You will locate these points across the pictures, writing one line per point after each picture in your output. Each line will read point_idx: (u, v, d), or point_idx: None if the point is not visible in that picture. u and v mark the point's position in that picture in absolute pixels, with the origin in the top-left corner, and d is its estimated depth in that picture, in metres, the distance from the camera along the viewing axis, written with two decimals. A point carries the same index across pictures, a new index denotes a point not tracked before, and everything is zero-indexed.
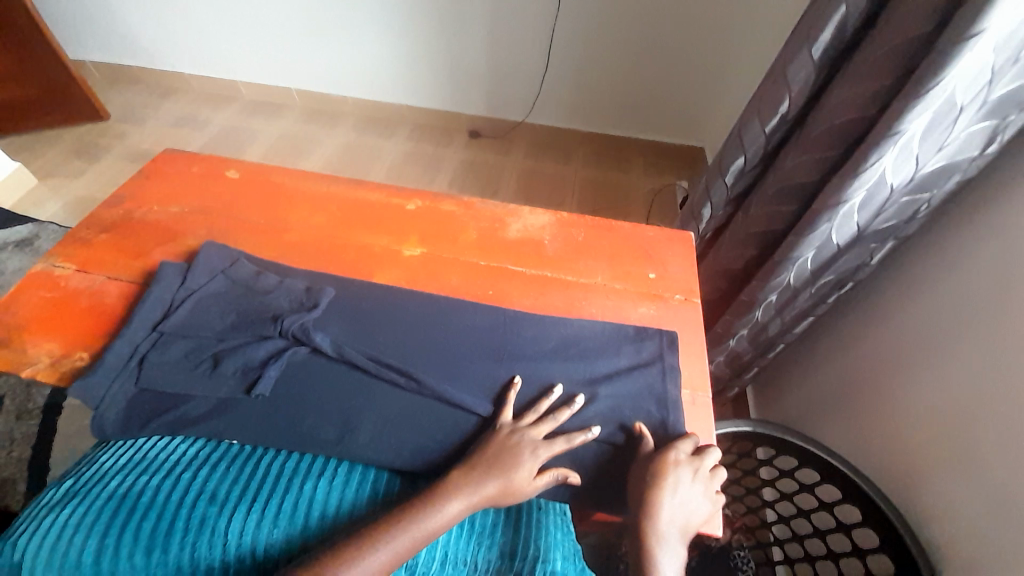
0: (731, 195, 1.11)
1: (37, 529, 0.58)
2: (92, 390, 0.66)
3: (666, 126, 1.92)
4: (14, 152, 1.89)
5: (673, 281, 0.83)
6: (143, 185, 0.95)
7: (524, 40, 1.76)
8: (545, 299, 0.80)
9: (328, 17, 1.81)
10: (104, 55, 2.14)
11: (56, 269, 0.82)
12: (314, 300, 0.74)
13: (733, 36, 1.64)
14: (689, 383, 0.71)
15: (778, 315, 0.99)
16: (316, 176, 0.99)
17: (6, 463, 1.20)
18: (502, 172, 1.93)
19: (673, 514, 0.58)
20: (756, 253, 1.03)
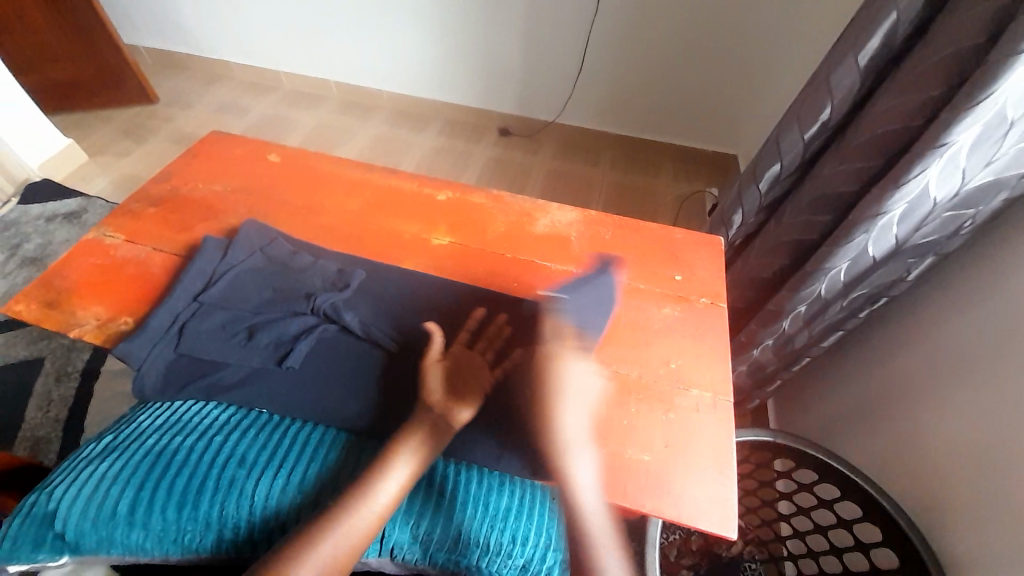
0: (764, 203, 1.09)
1: (76, 479, 0.62)
2: (135, 353, 0.69)
3: (698, 132, 1.90)
4: (69, 130, 2.00)
5: (699, 283, 0.83)
6: (190, 163, 1.00)
7: (560, 40, 1.76)
8: (569, 294, 0.80)
9: (368, 11, 1.85)
10: (156, 41, 2.23)
11: (106, 238, 0.86)
12: (347, 282, 0.77)
13: (774, 43, 1.61)
14: (710, 387, 0.70)
15: (806, 327, 0.96)
16: (353, 163, 1.01)
17: (43, 421, 1.27)
18: (530, 171, 1.94)
19: (577, 424, 0.65)
20: (786, 263, 1.02)
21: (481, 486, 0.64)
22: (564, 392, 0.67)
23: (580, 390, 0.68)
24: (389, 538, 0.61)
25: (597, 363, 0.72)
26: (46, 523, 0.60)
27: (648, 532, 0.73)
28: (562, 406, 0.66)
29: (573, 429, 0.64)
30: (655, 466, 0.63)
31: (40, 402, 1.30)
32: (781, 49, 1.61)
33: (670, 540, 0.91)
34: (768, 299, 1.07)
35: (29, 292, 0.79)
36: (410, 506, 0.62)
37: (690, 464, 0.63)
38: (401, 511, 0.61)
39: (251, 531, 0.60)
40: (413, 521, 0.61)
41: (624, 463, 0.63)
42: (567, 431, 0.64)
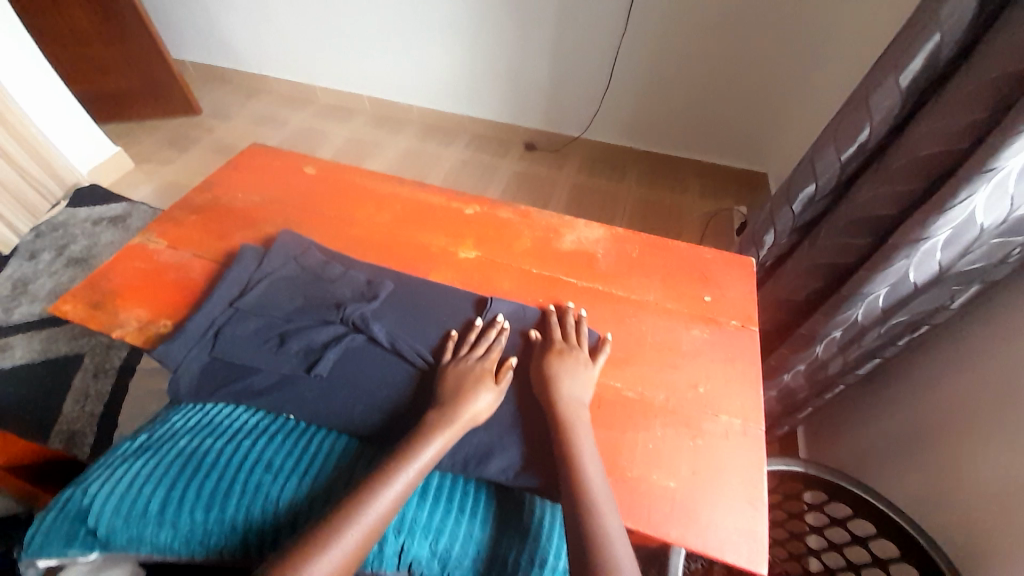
0: (797, 224, 1.07)
1: (109, 478, 0.64)
2: (172, 355, 0.72)
3: (727, 150, 1.88)
4: (119, 138, 2.12)
5: (730, 305, 0.80)
6: (231, 174, 1.04)
7: (588, 59, 1.78)
8: (595, 312, 0.80)
9: (402, 29, 1.91)
10: (203, 57, 2.36)
11: (150, 243, 0.90)
12: (375, 294, 0.78)
13: (806, 62, 1.59)
14: (740, 413, 0.68)
15: (840, 353, 0.93)
16: (385, 177, 1.04)
17: (80, 416, 1.32)
18: (554, 185, 1.95)
19: (576, 375, 0.68)
20: (820, 286, 0.99)
21: (502, 504, 0.64)
22: (562, 385, 0.66)
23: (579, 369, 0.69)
24: (408, 552, 0.60)
25: (621, 383, 0.71)
26: (80, 519, 0.62)
27: (671, 562, 0.70)
28: (567, 362, 0.69)
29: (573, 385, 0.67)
30: (682, 493, 0.61)
31: (77, 397, 1.36)
32: (813, 68, 1.58)
33: (692, 570, 0.88)
34: (802, 322, 1.04)
35: (77, 293, 0.83)
36: (430, 520, 0.62)
37: (717, 494, 0.61)
38: (422, 525, 0.62)
39: (272, 540, 0.60)
40: (434, 536, 0.61)
41: (651, 489, 0.61)
42: (565, 378, 0.67)
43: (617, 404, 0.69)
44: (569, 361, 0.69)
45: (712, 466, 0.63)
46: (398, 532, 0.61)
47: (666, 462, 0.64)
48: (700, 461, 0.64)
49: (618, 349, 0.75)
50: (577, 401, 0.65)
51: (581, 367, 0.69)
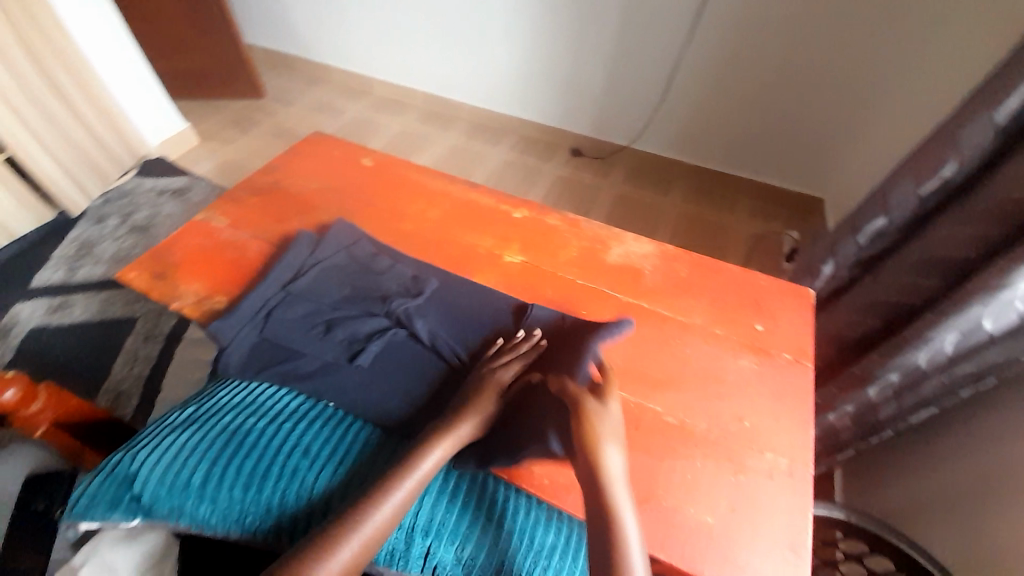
0: (860, 257, 1.01)
1: (157, 447, 0.67)
2: (224, 332, 0.74)
3: (784, 172, 1.80)
4: (188, 116, 2.23)
5: (782, 337, 0.76)
6: (293, 159, 1.08)
7: (644, 68, 1.75)
8: (639, 329, 0.78)
9: (462, 27, 1.93)
10: (272, 44, 2.46)
11: (212, 220, 0.94)
12: (420, 290, 0.79)
13: (881, 87, 1.50)
14: (787, 453, 0.64)
15: (895, 398, 0.87)
16: (438, 175, 1.05)
17: (128, 375, 1.41)
18: (597, 193, 1.92)
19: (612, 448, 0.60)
20: (878, 326, 0.93)
21: (529, 518, 0.64)
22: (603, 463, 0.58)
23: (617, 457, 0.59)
24: (434, 556, 0.60)
25: (660, 407, 0.69)
26: (126, 484, 0.65)
27: None
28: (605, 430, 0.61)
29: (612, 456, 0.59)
30: (718, 529, 0.59)
31: (127, 358, 1.44)
32: (889, 93, 1.49)
33: None
34: (854, 361, 0.98)
35: (142, 262, 0.88)
36: (458, 525, 0.62)
37: (754, 535, 0.58)
38: (450, 530, 0.62)
39: (303, 524, 0.61)
40: (459, 542, 0.61)
41: (684, 520, 0.59)
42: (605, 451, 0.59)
43: (655, 428, 0.67)
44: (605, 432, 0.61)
45: (749, 505, 0.60)
46: (426, 534, 0.61)
47: (703, 495, 0.61)
48: (739, 498, 0.61)
49: (659, 370, 0.73)
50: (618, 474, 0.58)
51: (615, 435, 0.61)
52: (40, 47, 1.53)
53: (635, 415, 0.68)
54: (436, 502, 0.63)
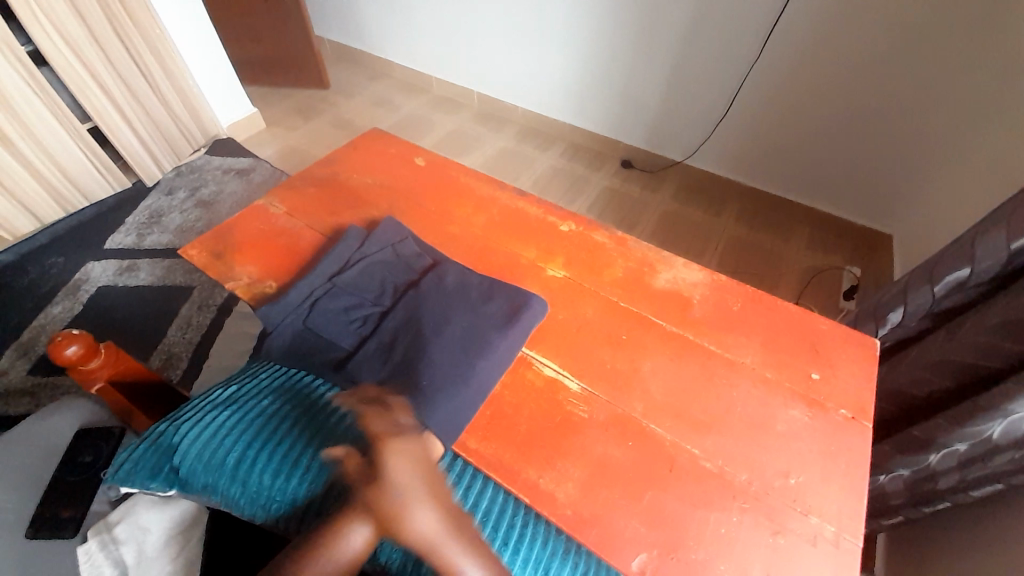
0: (933, 308, 0.91)
1: (199, 421, 0.70)
2: (272, 317, 0.78)
3: (850, 204, 1.69)
4: (259, 101, 2.35)
5: (840, 391, 0.70)
6: (351, 153, 1.11)
7: (705, 83, 1.68)
8: (681, 362, 0.74)
9: (523, 33, 1.93)
10: (341, 37, 2.56)
11: (271, 207, 0.98)
12: (463, 290, 0.78)
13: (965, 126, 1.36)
14: (835, 519, 0.59)
15: (959, 471, 0.78)
16: (489, 180, 1.04)
17: (180, 340, 1.49)
18: (645, 208, 1.87)
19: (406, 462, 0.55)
20: (948, 387, 0.85)
21: (545, 549, 0.61)
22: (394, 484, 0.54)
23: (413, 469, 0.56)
24: None
25: (695, 450, 0.65)
26: (168, 454, 0.68)
27: None
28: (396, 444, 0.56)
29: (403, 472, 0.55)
30: None
31: (181, 324, 1.53)
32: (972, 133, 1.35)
33: None
34: (915, 422, 0.90)
35: (202, 241, 0.92)
36: None
37: None
38: None
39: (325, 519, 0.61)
40: None
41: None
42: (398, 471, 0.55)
43: (688, 472, 0.63)
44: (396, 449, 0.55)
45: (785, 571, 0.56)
46: None
47: (736, 554, 0.57)
48: (778, 563, 0.56)
49: (699, 411, 0.69)
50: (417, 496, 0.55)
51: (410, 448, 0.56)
52: (128, 29, 1.64)
53: (667, 454, 0.65)
54: None
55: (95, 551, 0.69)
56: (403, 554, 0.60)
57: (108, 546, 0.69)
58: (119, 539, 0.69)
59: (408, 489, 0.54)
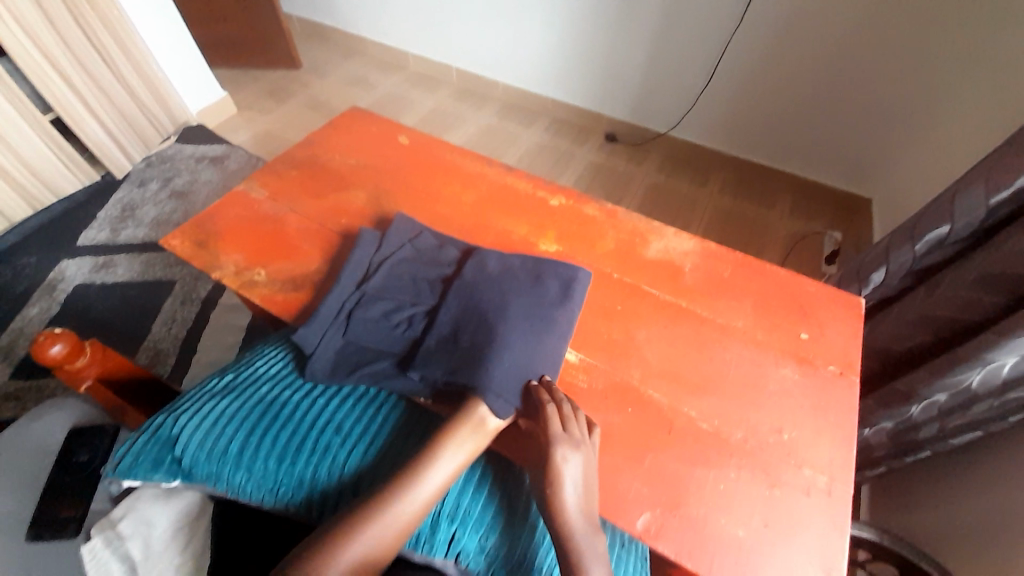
0: (914, 267, 0.93)
1: (198, 412, 0.70)
2: (308, 340, 0.72)
3: (832, 169, 1.71)
4: (227, 84, 2.26)
5: (829, 349, 0.73)
6: (332, 134, 1.07)
7: (687, 52, 1.66)
8: (674, 328, 0.75)
9: (500, 5, 1.87)
10: (309, 14, 2.45)
11: (252, 192, 0.95)
12: (510, 275, 0.75)
13: (942, 89, 1.37)
14: (827, 470, 0.62)
15: (938, 420, 0.82)
16: (475, 156, 1.03)
17: (166, 336, 1.46)
18: (630, 181, 1.87)
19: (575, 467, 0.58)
20: (929, 341, 0.88)
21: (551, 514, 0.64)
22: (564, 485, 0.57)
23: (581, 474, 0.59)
24: (458, 542, 0.61)
25: (691, 413, 0.67)
26: (168, 446, 0.68)
27: None
28: (569, 450, 0.59)
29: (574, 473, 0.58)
30: (748, 543, 0.58)
31: (166, 319, 1.50)
32: (948, 96, 1.37)
33: None
34: (895, 377, 0.94)
35: (184, 230, 0.90)
36: (483, 514, 0.63)
37: (787, 552, 0.57)
38: (476, 518, 0.62)
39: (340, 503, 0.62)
40: (484, 531, 0.62)
41: (712, 530, 0.58)
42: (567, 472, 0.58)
43: (687, 434, 0.65)
44: (564, 454, 0.59)
45: (780, 521, 0.59)
46: (452, 520, 0.62)
47: (735, 509, 0.60)
48: (774, 514, 0.59)
49: (694, 374, 0.70)
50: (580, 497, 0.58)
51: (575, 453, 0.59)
52: (88, 14, 1.55)
53: (663, 418, 0.67)
54: (461, 489, 0.65)
55: None
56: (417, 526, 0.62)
57: None
58: None
59: (571, 492, 0.57)
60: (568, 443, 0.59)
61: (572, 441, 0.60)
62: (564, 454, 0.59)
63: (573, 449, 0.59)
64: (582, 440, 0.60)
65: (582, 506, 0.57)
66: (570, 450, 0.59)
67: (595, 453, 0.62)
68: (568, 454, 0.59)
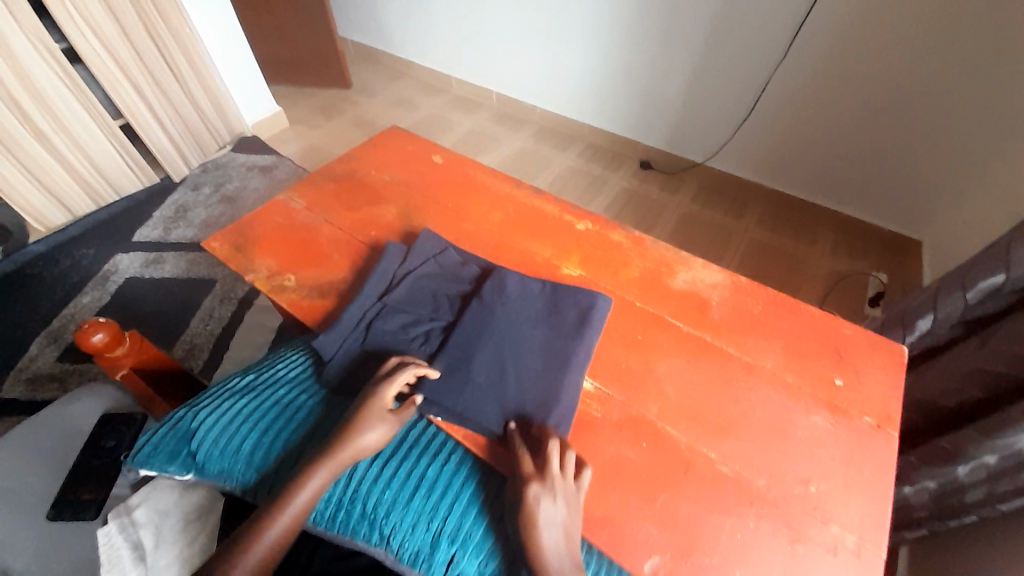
0: (965, 316, 0.87)
1: (215, 409, 0.73)
2: (326, 347, 0.73)
3: (878, 207, 1.64)
4: (282, 99, 2.40)
5: (864, 398, 0.68)
6: (370, 150, 1.12)
7: (728, 81, 1.65)
8: (697, 363, 0.72)
9: (543, 31, 1.92)
10: (363, 38, 2.60)
11: (290, 202, 0.99)
12: (529, 298, 0.76)
13: (1001, 129, 1.30)
14: (857, 529, 0.57)
15: (988, 484, 0.75)
16: (505, 178, 1.04)
17: (202, 332, 1.53)
18: (663, 209, 1.85)
19: (550, 511, 0.56)
20: (980, 397, 0.81)
21: None
22: (538, 527, 0.55)
23: (559, 520, 0.56)
24: (456, 564, 0.59)
25: (709, 454, 0.63)
26: (184, 440, 0.70)
27: None
28: (545, 492, 0.57)
29: (550, 521, 0.56)
30: None
31: (203, 316, 1.57)
32: (1008, 135, 1.29)
33: None
34: (941, 434, 0.87)
35: (224, 234, 0.94)
36: (486, 540, 0.60)
37: None
38: (477, 543, 0.60)
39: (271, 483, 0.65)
40: (484, 558, 0.60)
41: None
42: (542, 515, 0.56)
43: (703, 477, 0.62)
44: (539, 495, 0.56)
45: None
46: (452, 541, 0.60)
47: (753, 563, 0.56)
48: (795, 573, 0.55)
49: (717, 414, 0.67)
50: (560, 545, 0.55)
51: (554, 498, 0.57)
52: (159, 27, 1.69)
53: (679, 456, 0.64)
54: (465, 510, 0.62)
55: (114, 533, 0.71)
56: (416, 544, 0.61)
57: (127, 529, 0.71)
58: (140, 522, 0.72)
59: (547, 536, 0.55)
60: (542, 484, 0.57)
61: (544, 480, 0.57)
62: (534, 493, 0.57)
63: (544, 486, 0.57)
64: (563, 486, 0.58)
65: (564, 548, 0.55)
66: (541, 488, 0.57)
67: (580, 497, 0.58)
68: (540, 493, 0.56)
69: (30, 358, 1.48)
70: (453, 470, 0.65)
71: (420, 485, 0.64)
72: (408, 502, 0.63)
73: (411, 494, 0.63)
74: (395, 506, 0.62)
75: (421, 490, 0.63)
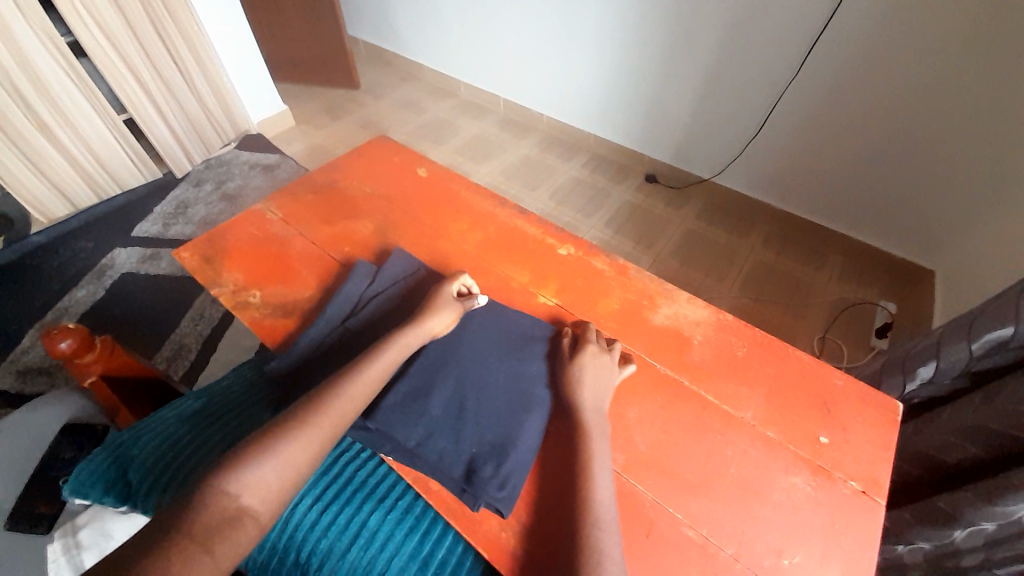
0: (970, 367, 0.80)
1: (162, 435, 0.73)
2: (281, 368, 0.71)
3: (890, 234, 1.57)
4: (290, 98, 2.40)
5: (850, 459, 0.63)
6: (356, 160, 1.08)
7: (738, 97, 1.59)
8: (671, 409, 0.68)
9: (552, 38, 1.88)
10: (374, 39, 2.58)
11: (267, 213, 0.97)
12: (497, 331, 0.72)
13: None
14: None
15: (985, 550, 0.69)
16: (490, 196, 1.00)
17: (191, 332, 1.51)
18: (666, 225, 1.79)
19: (600, 364, 0.68)
20: (979, 456, 0.74)
21: None
22: (588, 380, 0.65)
23: (605, 373, 0.67)
24: None
25: (676, 514, 0.59)
26: (123, 469, 0.69)
27: None
28: (595, 349, 0.69)
29: (594, 388, 0.65)
30: None
31: (194, 315, 1.55)
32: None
33: None
34: (938, 491, 0.81)
35: (196, 244, 0.91)
36: None
37: None
38: None
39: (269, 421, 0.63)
40: None
41: None
42: (592, 367, 0.67)
43: (668, 539, 0.57)
44: (594, 351, 0.69)
45: None
46: None
47: None
48: None
49: (689, 470, 0.62)
50: (598, 393, 0.65)
51: (604, 355, 0.69)
52: (166, 24, 1.68)
53: (643, 516, 0.59)
54: (404, 564, 0.63)
55: (58, 554, 0.69)
56: None
57: (70, 551, 0.69)
58: (83, 544, 0.69)
59: (589, 387, 0.65)
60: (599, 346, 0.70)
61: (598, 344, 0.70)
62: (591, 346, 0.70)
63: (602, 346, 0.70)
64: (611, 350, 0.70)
65: (599, 406, 0.64)
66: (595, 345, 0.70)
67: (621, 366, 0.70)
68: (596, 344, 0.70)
69: (21, 350, 1.48)
70: (397, 519, 0.67)
71: (358, 535, 0.65)
72: (345, 552, 0.64)
73: (349, 544, 0.65)
74: (331, 555, 0.64)
75: (360, 539, 0.65)
